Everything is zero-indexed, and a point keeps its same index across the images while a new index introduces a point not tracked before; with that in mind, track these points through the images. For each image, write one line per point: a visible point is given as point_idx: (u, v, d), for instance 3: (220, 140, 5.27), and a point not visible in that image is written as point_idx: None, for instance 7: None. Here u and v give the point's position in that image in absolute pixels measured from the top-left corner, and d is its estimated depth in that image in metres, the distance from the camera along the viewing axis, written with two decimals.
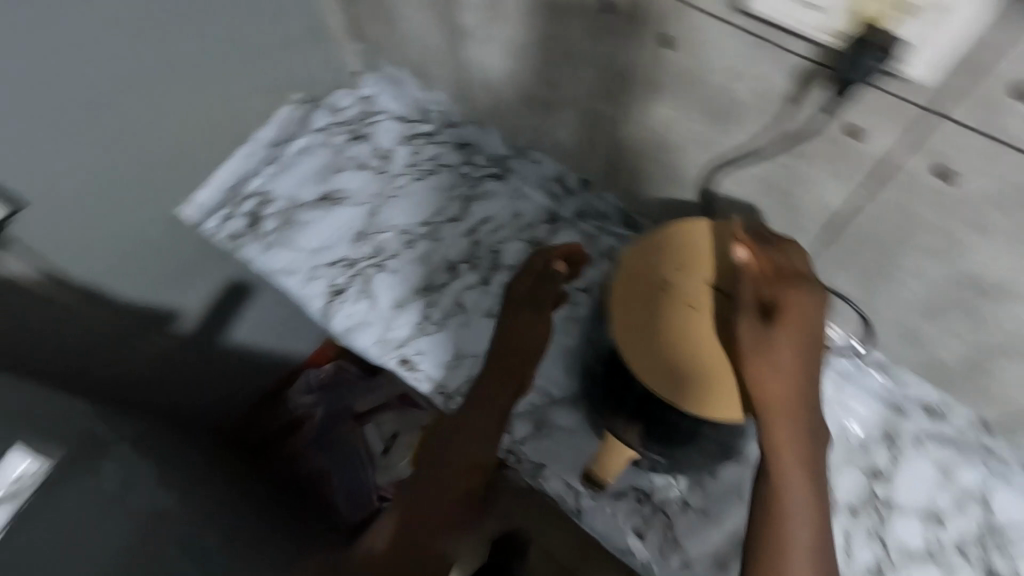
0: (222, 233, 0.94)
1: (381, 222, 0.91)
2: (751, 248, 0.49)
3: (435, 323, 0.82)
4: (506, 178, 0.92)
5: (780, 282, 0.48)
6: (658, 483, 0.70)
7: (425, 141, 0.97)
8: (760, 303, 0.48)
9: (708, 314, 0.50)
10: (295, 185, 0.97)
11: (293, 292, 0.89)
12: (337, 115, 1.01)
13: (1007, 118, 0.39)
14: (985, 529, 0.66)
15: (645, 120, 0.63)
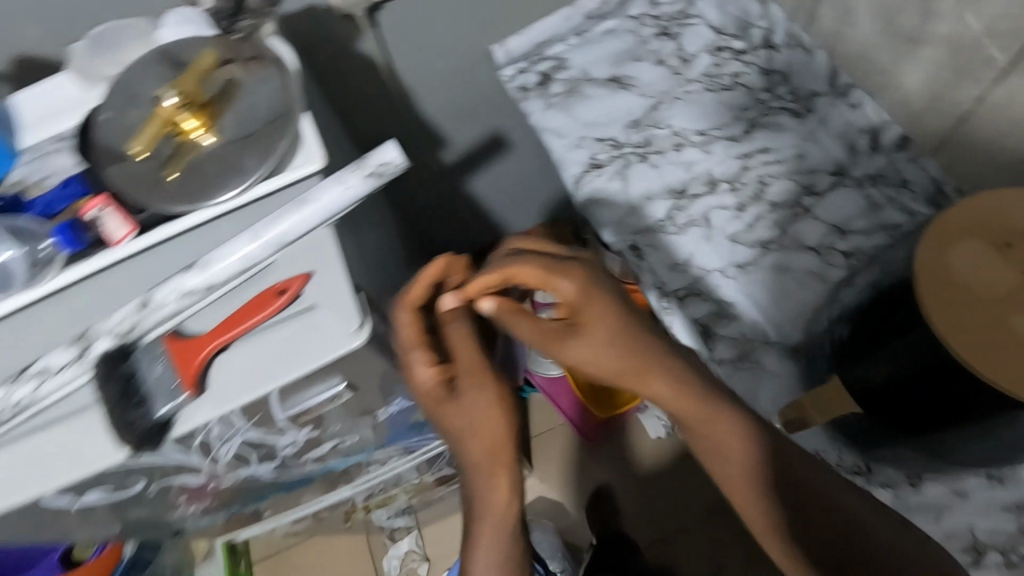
0: (515, 82, 1.01)
1: (660, 118, 0.92)
2: (559, 287, 0.61)
3: (676, 226, 0.83)
4: (804, 117, 0.86)
5: (585, 302, 0.61)
6: (846, 463, 0.67)
7: (732, 56, 0.94)
8: (583, 308, 0.61)
9: (690, 417, 0.62)
10: (592, 60, 1.00)
11: (555, 153, 0.94)
12: (655, 7, 1.01)
13: None
14: None
15: None
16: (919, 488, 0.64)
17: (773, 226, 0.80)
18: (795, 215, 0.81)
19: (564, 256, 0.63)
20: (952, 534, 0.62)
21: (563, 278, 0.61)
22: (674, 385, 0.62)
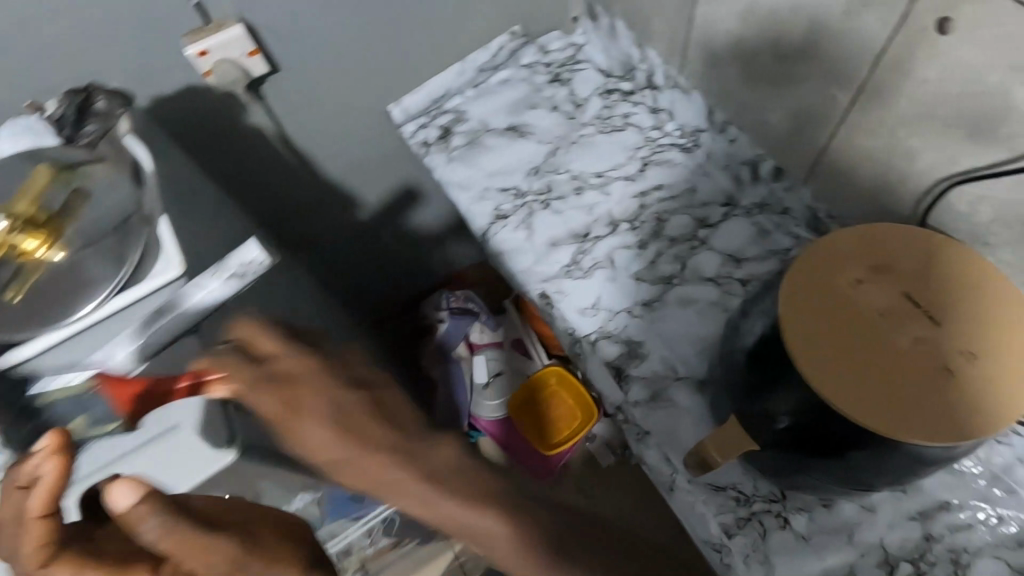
0: (417, 139, 1.02)
1: (558, 163, 0.94)
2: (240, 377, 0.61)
3: (582, 270, 0.84)
4: (693, 152, 0.90)
5: (286, 382, 0.60)
6: (761, 493, 0.67)
7: (621, 98, 0.98)
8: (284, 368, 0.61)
9: (369, 463, 0.56)
10: (489, 111, 1.02)
11: (461, 207, 0.95)
12: (545, 55, 1.04)
13: None
14: None
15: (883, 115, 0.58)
16: (832, 509, 0.66)
17: (673, 261, 0.83)
18: (693, 248, 0.83)
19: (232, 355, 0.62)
20: (866, 551, 0.64)
21: (243, 369, 0.61)
22: (403, 463, 0.55)
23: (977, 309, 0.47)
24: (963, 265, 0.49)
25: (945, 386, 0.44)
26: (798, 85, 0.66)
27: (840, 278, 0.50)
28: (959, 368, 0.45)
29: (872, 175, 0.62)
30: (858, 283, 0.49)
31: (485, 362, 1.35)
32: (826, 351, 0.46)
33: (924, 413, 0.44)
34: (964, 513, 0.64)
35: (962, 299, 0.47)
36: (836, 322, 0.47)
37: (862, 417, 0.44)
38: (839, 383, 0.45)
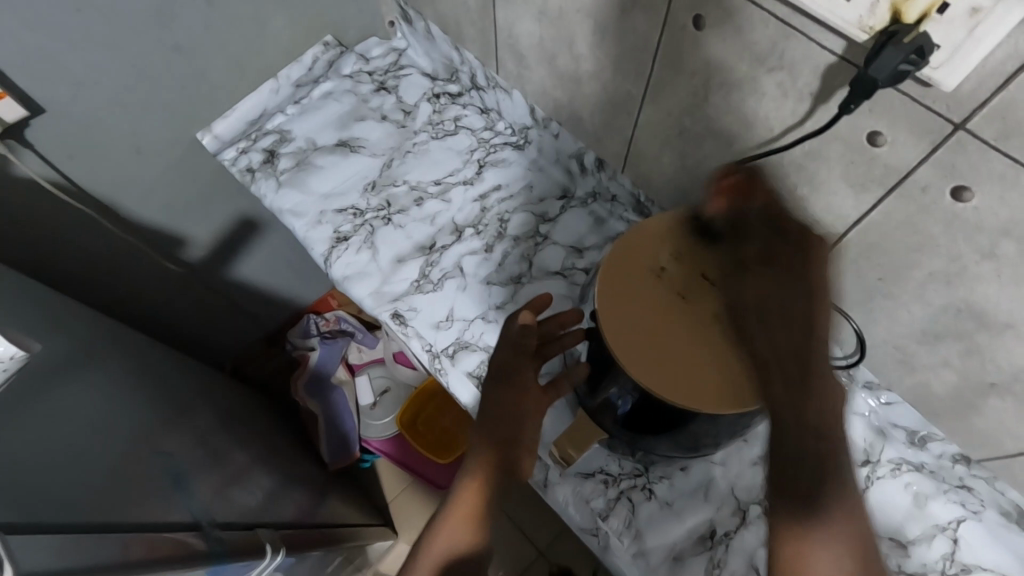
0: (239, 165, 0.94)
1: (394, 175, 0.91)
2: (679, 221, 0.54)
3: (432, 283, 0.83)
4: (524, 148, 0.91)
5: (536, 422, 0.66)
6: (627, 470, 0.71)
7: (450, 101, 0.97)
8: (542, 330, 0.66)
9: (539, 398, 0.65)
10: (313, 128, 0.96)
11: (299, 234, 0.89)
12: (366, 63, 1.00)
13: (990, 165, 0.40)
14: (948, 565, 0.64)
15: (670, 105, 0.61)
16: (687, 471, 0.71)
17: (519, 260, 0.84)
18: (536, 244, 0.85)
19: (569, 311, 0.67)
20: (721, 504, 0.69)
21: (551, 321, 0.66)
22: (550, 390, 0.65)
23: None
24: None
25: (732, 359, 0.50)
26: (599, 79, 0.68)
27: (647, 265, 0.53)
28: None
29: (673, 158, 0.66)
30: (664, 269, 0.53)
31: (368, 382, 1.34)
32: (633, 334, 0.51)
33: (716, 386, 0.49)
34: None
35: None
36: (646, 306, 0.51)
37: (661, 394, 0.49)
38: (642, 366, 0.50)
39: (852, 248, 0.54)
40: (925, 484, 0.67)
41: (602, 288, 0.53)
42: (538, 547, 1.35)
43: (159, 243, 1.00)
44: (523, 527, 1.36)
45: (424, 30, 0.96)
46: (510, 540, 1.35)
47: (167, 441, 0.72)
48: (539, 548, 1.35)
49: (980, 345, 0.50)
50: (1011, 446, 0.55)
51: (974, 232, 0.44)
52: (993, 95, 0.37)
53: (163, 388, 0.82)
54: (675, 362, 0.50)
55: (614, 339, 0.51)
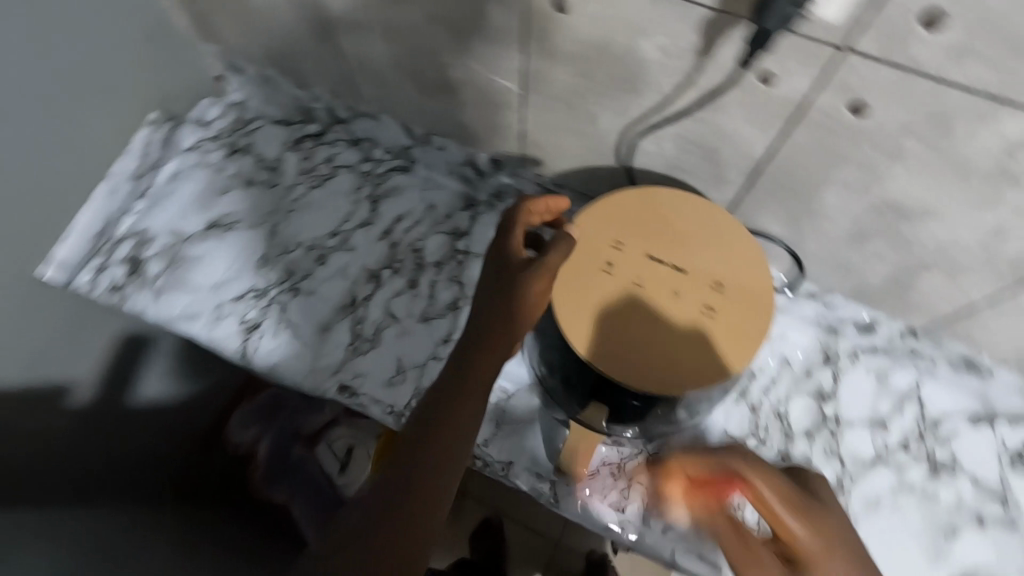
0: (101, 287, 0.82)
1: (285, 240, 0.83)
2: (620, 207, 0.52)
3: (368, 339, 0.76)
4: (412, 169, 0.86)
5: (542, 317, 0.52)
6: (627, 454, 0.70)
7: (315, 143, 0.88)
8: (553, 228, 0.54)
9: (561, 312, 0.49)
10: (174, 218, 0.85)
11: (201, 338, 0.79)
12: (207, 128, 0.90)
13: (882, 78, 0.41)
14: (923, 424, 0.72)
15: (553, 91, 0.59)
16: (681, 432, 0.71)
17: (449, 284, 0.80)
18: (459, 262, 0.81)
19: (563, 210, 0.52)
20: (722, 450, 0.71)
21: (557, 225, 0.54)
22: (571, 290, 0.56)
23: (708, 247, 0.51)
24: (688, 204, 0.52)
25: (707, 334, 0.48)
26: (471, 83, 0.64)
27: (596, 262, 0.50)
28: (715, 305, 0.49)
29: (572, 140, 0.64)
30: (613, 261, 0.50)
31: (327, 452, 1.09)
32: (606, 340, 0.48)
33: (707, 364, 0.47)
34: (768, 373, 0.74)
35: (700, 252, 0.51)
36: (609, 309, 0.49)
37: (654, 388, 0.47)
38: (628, 369, 0.47)
39: (769, 178, 0.55)
40: (882, 362, 0.73)
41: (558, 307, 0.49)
42: (556, 536, 1.10)
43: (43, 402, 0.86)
44: (529, 521, 1.11)
45: (258, 75, 0.87)
46: (522, 542, 1.10)
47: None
48: (556, 536, 1.10)
49: (906, 235, 0.53)
50: (949, 308, 0.59)
51: (877, 139, 0.45)
52: (872, 15, 0.37)
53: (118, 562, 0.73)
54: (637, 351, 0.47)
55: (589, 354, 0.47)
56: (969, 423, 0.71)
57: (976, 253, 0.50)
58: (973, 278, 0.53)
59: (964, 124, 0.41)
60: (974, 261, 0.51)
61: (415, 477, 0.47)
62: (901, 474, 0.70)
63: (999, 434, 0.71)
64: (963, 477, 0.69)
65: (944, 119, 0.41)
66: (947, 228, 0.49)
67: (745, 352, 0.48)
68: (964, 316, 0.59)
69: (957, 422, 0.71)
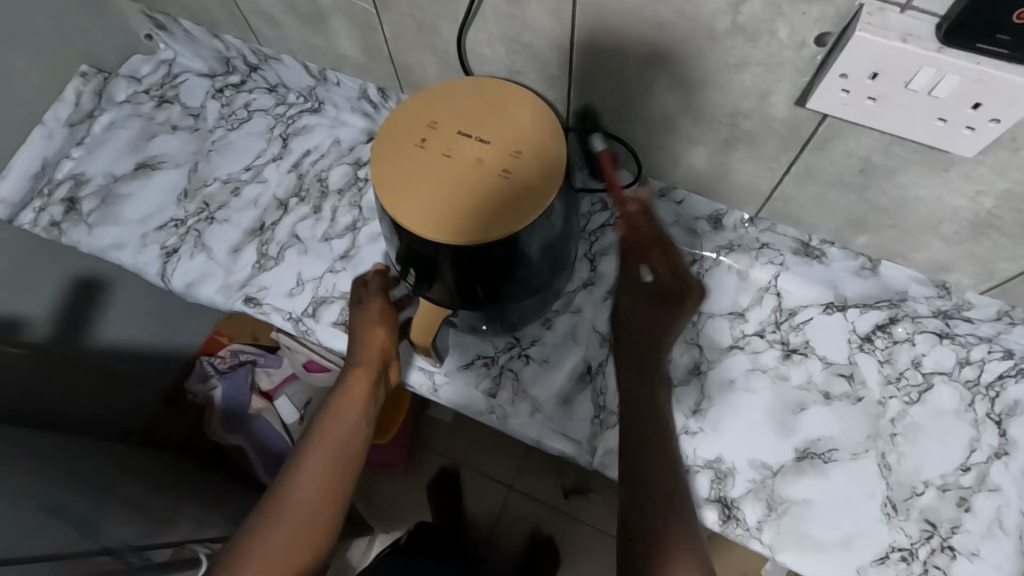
0: (41, 223, 0.90)
1: (203, 177, 0.91)
2: (459, 89, 0.58)
3: (273, 258, 0.84)
4: (321, 109, 0.93)
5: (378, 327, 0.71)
6: (501, 347, 0.76)
7: (235, 91, 0.97)
8: (421, 100, 0.58)
9: (393, 164, 0.55)
10: (107, 161, 0.94)
11: (126, 263, 0.87)
12: (139, 82, 0.98)
13: None
14: (780, 314, 0.77)
15: (397, 5, 0.66)
16: (552, 327, 0.77)
17: (349, 209, 0.87)
18: (360, 189, 0.88)
19: (440, 101, 0.57)
20: (589, 341, 0.76)
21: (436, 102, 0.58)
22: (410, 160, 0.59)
23: (519, 123, 0.56)
24: (502, 84, 0.57)
25: (500, 194, 0.54)
26: (338, 9, 0.71)
27: (412, 137, 0.56)
28: (511, 169, 0.54)
29: (430, 55, 0.71)
30: (425, 136, 0.56)
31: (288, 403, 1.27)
32: (411, 203, 0.54)
33: (494, 219, 0.53)
34: (635, 273, 0.79)
35: (511, 126, 0.55)
36: (418, 176, 0.55)
37: (447, 238, 0.53)
38: (428, 225, 0.54)
39: (583, 67, 0.61)
40: (741, 259, 0.78)
41: (377, 176, 0.56)
42: (508, 483, 1.23)
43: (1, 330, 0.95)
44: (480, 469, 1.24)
45: (179, 29, 0.95)
46: (476, 490, 1.23)
47: (56, 499, 0.75)
48: (508, 482, 1.23)
49: (700, 110, 0.58)
50: (764, 185, 0.64)
51: (639, 10, 0.51)
52: None
53: (71, 475, 0.85)
54: (438, 205, 0.54)
55: (398, 215, 0.55)
56: (822, 311, 0.76)
57: (755, 118, 0.56)
58: (766, 147, 0.59)
59: None
60: (758, 127, 0.57)
61: (317, 443, 0.63)
62: (756, 357, 0.75)
63: (849, 320, 0.75)
64: (814, 358, 0.74)
65: None
66: (723, 96, 0.55)
67: (531, 209, 0.53)
68: (779, 193, 0.64)
69: (811, 311, 0.76)
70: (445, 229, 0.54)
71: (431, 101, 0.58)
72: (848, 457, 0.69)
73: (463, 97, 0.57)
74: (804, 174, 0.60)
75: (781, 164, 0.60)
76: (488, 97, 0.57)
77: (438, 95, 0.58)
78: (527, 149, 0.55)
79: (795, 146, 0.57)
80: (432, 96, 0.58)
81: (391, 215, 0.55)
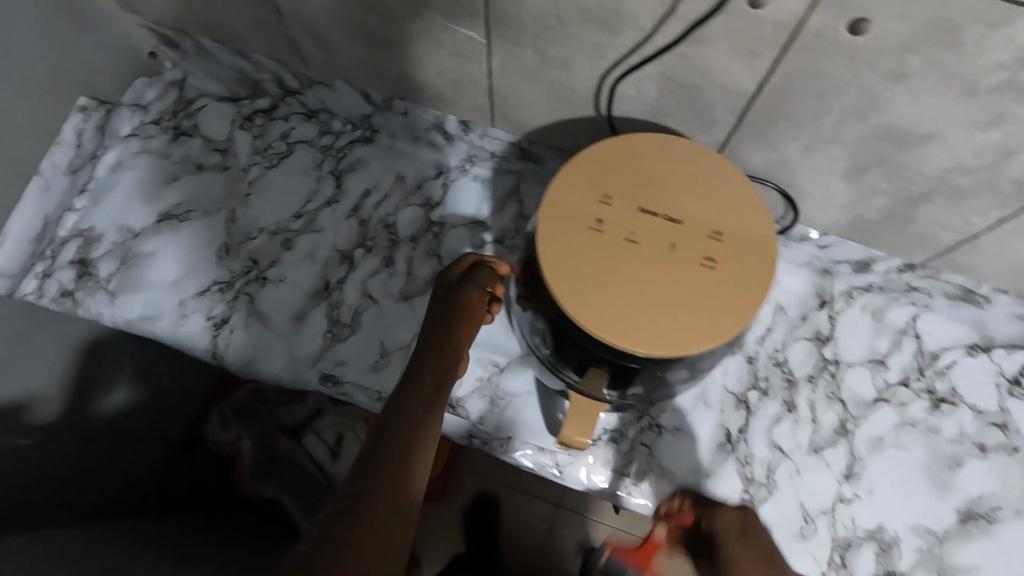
0: (48, 293, 0.75)
1: (245, 228, 0.77)
2: (628, 150, 0.47)
3: (347, 325, 0.72)
4: (374, 139, 0.79)
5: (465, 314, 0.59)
6: (627, 418, 0.68)
7: (267, 119, 0.81)
8: (583, 165, 0.47)
9: (564, 253, 0.45)
10: (119, 212, 0.78)
11: (164, 337, 0.73)
12: (146, 111, 0.82)
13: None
14: (921, 359, 0.71)
15: (519, 39, 0.53)
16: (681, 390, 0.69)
17: (427, 260, 0.75)
18: (435, 236, 0.76)
19: (611, 166, 0.46)
20: (723, 404, 0.69)
21: (601, 165, 0.47)
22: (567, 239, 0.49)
23: (712, 195, 0.46)
24: (683, 145, 0.47)
25: (706, 286, 0.44)
26: (430, 37, 0.58)
27: (584, 217, 0.46)
28: (715, 256, 0.45)
29: (544, 91, 0.59)
30: (602, 216, 0.45)
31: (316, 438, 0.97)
32: (593, 302, 0.44)
33: (703, 320, 0.44)
34: (766, 321, 0.71)
35: (703, 198, 0.46)
36: (599, 268, 0.45)
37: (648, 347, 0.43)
38: (618, 329, 0.44)
39: (759, 115, 0.51)
40: (877, 300, 0.72)
41: (547, 269, 0.45)
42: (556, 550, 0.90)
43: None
44: None
45: (194, 48, 0.79)
46: (521, 514, 0.88)
47: None
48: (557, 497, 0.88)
49: (905, 166, 0.50)
50: (949, 238, 0.57)
51: (880, 60, 0.41)
52: None
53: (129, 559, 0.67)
54: (631, 305, 0.44)
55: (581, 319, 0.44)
56: (965, 354, 0.70)
57: (977, 177, 0.48)
58: (975, 203, 0.51)
59: (973, 34, 0.37)
60: (975, 185, 0.49)
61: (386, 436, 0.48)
62: (902, 410, 0.69)
63: (995, 361, 0.70)
64: (963, 408, 0.69)
65: (952, 30, 0.37)
66: (946, 153, 0.47)
67: (745, 305, 0.44)
68: (964, 246, 0.57)
69: (954, 354, 0.70)
70: (644, 335, 0.44)
71: (595, 164, 0.47)
72: (1012, 515, 0.65)
73: (636, 159, 0.47)
74: (1010, 231, 0.53)
75: (984, 220, 0.53)
76: (667, 159, 0.47)
77: (604, 156, 0.47)
78: (729, 229, 0.45)
79: (1017, 204, 0.50)
80: (595, 158, 0.47)
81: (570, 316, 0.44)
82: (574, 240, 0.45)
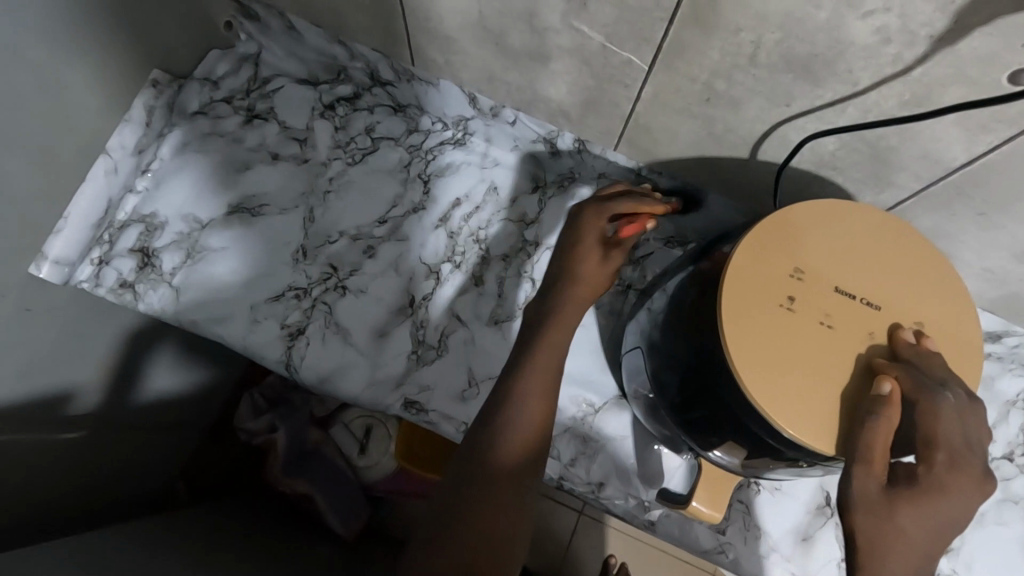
0: (105, 283, 0.70)
1: (324, 230, 0.71)
2: (821, 227, 0.44)
3: (433, 348, 0.68)
4: (468, 144, 0.73)
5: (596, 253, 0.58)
6: None
7: (350, 108, 0.75)
8: (773, 236, 0.43)
9: (753, 329, 0.41)
10: (184, 200, 0.71)
11: (233, 343, 0.67)
12: (217, 88, 0.75)
13: None
14: None
15: (691, 73, 0.48)
16: None
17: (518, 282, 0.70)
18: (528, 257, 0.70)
19: (803, 243, 0.43)
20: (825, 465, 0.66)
21: (793, 240, 0.43)
22: None
23: (909, 287, 0.43)
24: (875, 222, 0.44)
25: None
26: (577, 56, 0.52)
27: (774, 292, 0.42)
28: None
29: (695, 125, 0.54)
30: (794, 294, 0.42)
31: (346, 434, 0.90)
32: (790, 396, 0.40)
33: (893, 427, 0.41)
34: None
35: (900, 288, 0.43)
36: (792, 358, 0.41)
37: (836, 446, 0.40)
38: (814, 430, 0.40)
39: (952, 186, 0.47)
40: (989, 368, 0.69)
41: (733, 345, 0.41)
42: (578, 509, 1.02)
43: (29, 408, 0.66)
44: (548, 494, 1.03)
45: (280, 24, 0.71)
46: None
47: None
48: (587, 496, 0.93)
49: None
50: None
51: None
52: None
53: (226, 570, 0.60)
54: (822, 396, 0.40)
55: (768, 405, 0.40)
56: None
57: None
58: None
59: None
60: None
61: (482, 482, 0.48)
62: (1005, 485, 0.67)
63: None
64: None
65: None
66: None
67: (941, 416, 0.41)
68: None
69: None
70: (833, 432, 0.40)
71: (786, 236, 0.43)
72: None
73: (829, 236, 0.44)
74: None
75: None
76: (863, 240, 0.44)
77: (794, 228, 0.44)
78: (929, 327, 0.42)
79: None
80: (787, 229, 0.44)
81: (754, 400, 0.40)
82: (765, 316, 0.41)
